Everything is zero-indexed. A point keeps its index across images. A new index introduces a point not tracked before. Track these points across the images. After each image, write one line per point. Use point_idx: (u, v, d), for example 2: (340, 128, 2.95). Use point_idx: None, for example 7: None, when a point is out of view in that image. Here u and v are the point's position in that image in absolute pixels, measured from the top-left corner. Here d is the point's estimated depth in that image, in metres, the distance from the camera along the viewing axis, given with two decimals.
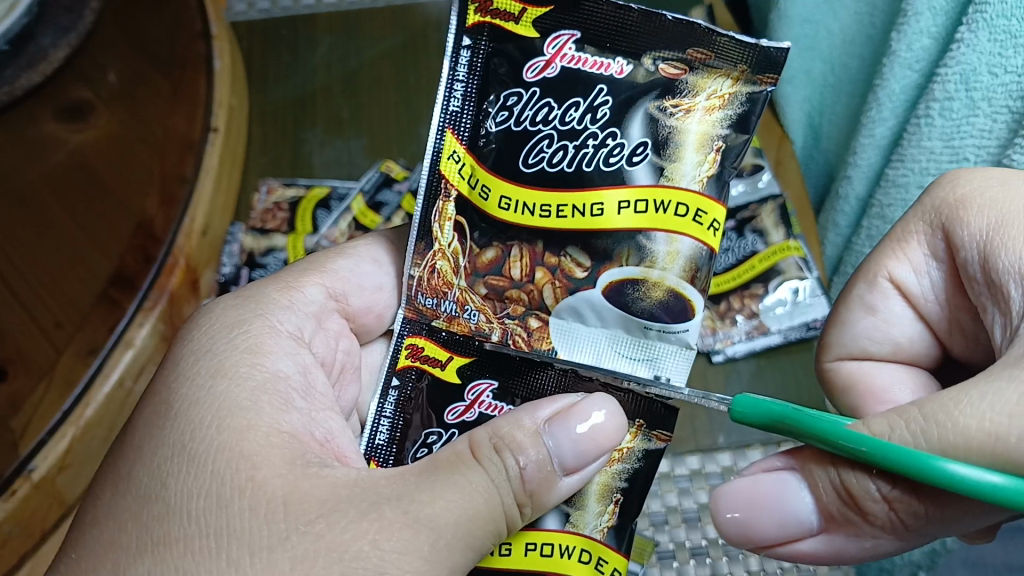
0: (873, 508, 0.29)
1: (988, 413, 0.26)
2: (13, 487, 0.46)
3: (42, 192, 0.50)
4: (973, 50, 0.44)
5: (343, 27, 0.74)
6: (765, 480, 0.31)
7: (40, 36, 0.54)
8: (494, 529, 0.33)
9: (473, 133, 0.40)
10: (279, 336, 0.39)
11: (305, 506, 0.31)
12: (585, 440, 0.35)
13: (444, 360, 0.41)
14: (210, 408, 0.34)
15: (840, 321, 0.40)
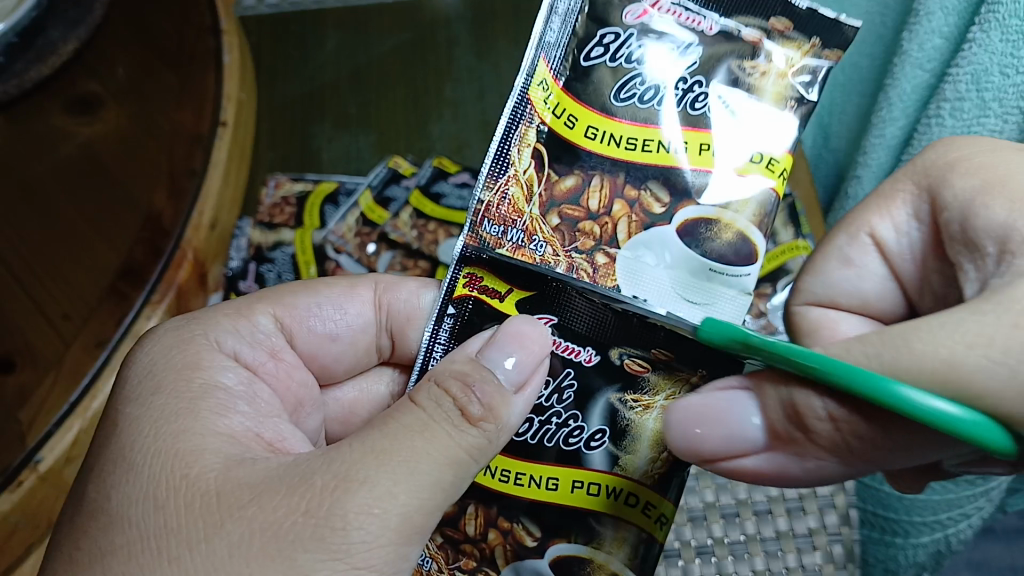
0: (817, 428, 0.29)
1: (946, 345, 0.25)
2: (21, 477, 0.47)
3: (50, 185, 0.49)
4: (984, 50, 0.44)
5: (351, 22, 0.74)
6: (716, 398, 0.32)
7: (49, 30, 0.53)
8: (456, 460, 0.30)
9: (562, 63, 0.37)
10: (221, 355, 0.36)
11: (238, 490, 0.29)
12: (517, 350, 0.33)
13: (505, 292, 0.36)
14: (150, 424, 0.32)
15: (815, 270, 0.38)
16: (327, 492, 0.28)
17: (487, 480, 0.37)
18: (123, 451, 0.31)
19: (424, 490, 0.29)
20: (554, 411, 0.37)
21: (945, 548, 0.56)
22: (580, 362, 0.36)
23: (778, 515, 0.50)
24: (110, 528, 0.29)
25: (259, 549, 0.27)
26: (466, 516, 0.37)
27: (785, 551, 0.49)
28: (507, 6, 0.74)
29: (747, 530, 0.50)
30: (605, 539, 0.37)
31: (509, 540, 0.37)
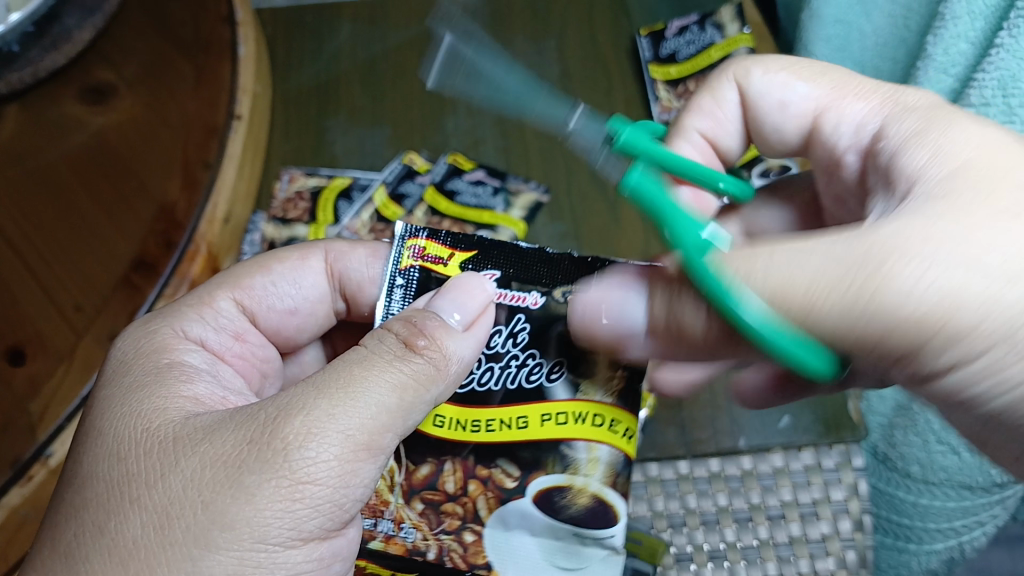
0: (690, 323, 0.32)
1: (796, 270, 0.28)
2: (31, 471, 0.46)
3: (63, 172, 0.49)
4: (1012, 56, 0.44)
5: (368, 16, 0.73)
6: (612, 292, 0.34)
7: (65, 17, 0.53)
8: (399, 388, 0.32)
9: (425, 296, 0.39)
10: (188, 342, 0.38)
11: (192, 433, 0.31)
12: (465, 296, 0.36)
13: (449, 257, 0.40)
14: (119, 394, 0.34)
15: (758, 109, 0.42)
16: (271, 420, 0.30)
17: (459, 436, 0.39)
18: (95, 423, 0.33)
19: (367, 412, 0.31)
20: (509, 355, 0.39)
21: (958, 556, 0.56)
22: (528, 305, 0.39)
23: (791, 519, 0.50)
24: (85, 485, 0.31)
25: (213, 476, 0.29)
26: (444, 473, 0.39)
27: (797, 557, 0.49)
28: (526, 4, 0.74)
29: (760, 535, 0.50)
30: (580, 463, 0.38)
31: (489, 487, 0.38)
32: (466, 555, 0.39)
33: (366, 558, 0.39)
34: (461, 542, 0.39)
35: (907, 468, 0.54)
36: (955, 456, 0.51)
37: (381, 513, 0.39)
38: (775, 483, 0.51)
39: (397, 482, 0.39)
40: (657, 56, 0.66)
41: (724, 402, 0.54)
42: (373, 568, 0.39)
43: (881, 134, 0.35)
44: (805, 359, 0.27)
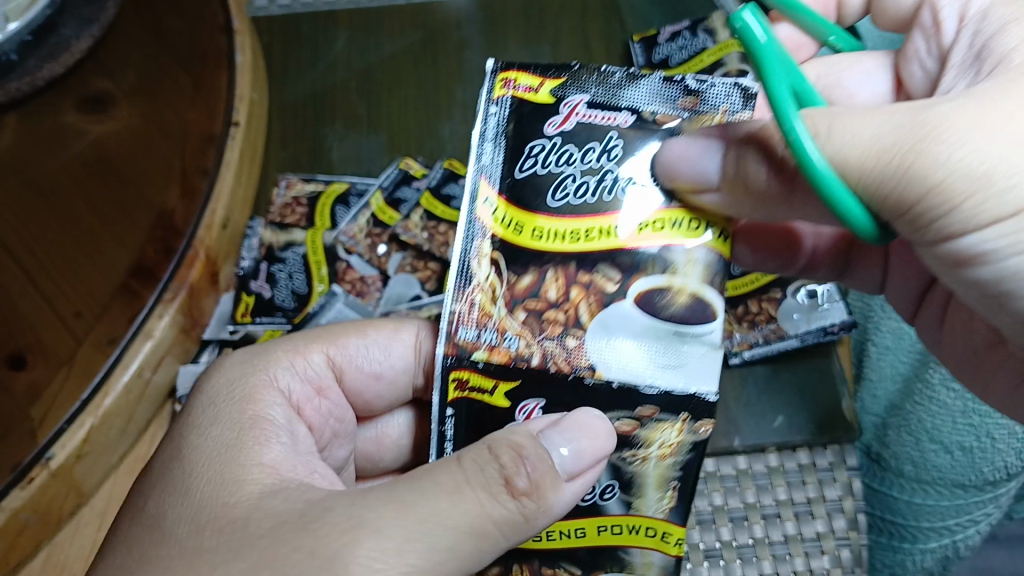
0: (757, 179, 0.34)
1: (872, 133, 0.30)
2: (31, 474, 0.47)
3: (61, 179, 0.50)
4: None
5: (363, 24, 0.74)
6: (691, 149, 0.35)
7: (63, 28, 0.54)
8: (480, 529, 0.31)
9: (504, 181, 0.38)
10: (275, 391, 0.39)
11: (264, 521, 0.31)
12: (583, 455, 0.33)
13: (539, 85, 0.38)
14: (204, 449, 0.35)
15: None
16: (339, 535, 0.30)
17: (560, 247, 0.37)
18: (179, 473, 0.34)
19: (438, 545, 0.30)
20: (607, 168, 0.37)
21: (953, 554, 0.56)
22: (619, 124, 0.38)
23: (786, 518, 0.50)
24: (160, 541, 0.31)
25: (227, 539, 0.31)
26: (546, 282, 0.37)
27: (793, 555, 0.49)
28: (519, 10, 0.74)
29: (755, 533, 0.50)
30: (679, 263, 0.36)
31: (591, 292, 0.36)
32: (570, 357, 0.36)
33: (466, 367, 0.36)
34: (563, 347, 0.36)
35: (900, 467, 0.55)
36: (947, 454, 0.52)
37: (485, 324, 0.36)
38: (770, 483, 0.52)
39: (500, 295, 0.37)
40: (650, 61, 0.65)
41: (718, 402, 0.54)
42: (474, 382, 0.36)
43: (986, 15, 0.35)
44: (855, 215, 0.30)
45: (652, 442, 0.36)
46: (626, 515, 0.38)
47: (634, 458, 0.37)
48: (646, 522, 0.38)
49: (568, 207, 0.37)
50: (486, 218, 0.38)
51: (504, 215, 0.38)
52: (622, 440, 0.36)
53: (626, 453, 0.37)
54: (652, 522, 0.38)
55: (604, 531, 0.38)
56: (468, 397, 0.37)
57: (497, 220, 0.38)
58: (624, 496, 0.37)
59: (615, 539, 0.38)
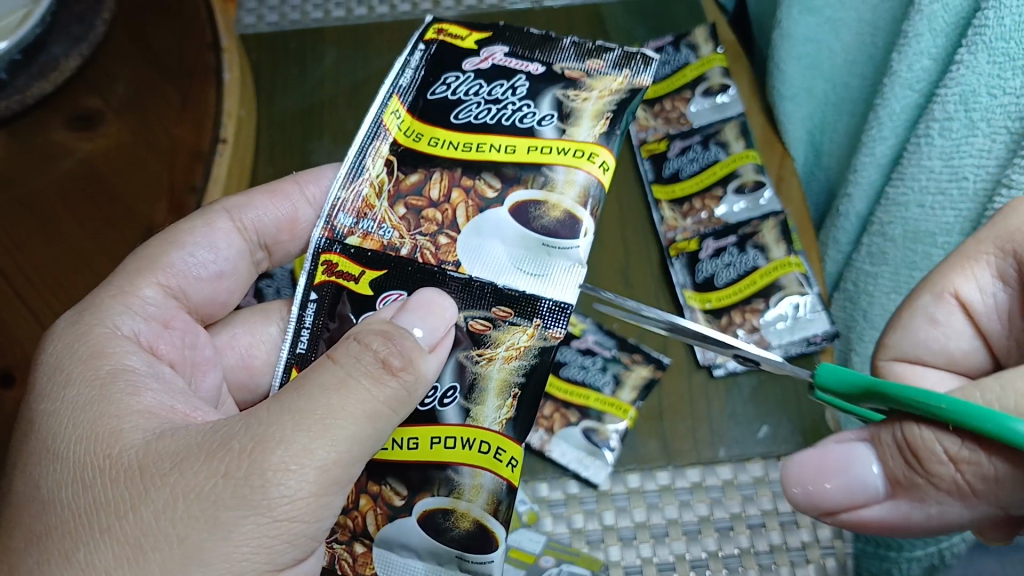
0: (938, 470, 0.29)
1: None
2: None
3: (53, 200, 0.51)
4: (972, 72, 0.46)
5: (351, 40, 0.75)
6: (831, 450, 0.32)
7: (51, 46, 0.55)
8: (374, 413, 0.32)
9: (414, 100, 0.43)
10: (121, 338, 0.37)
11: (160, 460, 0.31)
12: (435, 320, 0.36)
13: (465, 34, 0.45)
14: (67, 412, 0.34)
15: (899, 328, 0.39)
16: (246, 453, 0.30)
17: (449, 154, 0.42)
18: (46, 442, 0.33)
19: (342, 443, 0.31)
20: (509, 101, 0.42)
21: (937, 562, 0.56)
22: (529, 71, 0.43)
23: (771, 528, 0.51)
24: (46, 509, 0.31)
25: (186, 510, 0.30)
26: (430, 182, 0.41)
27: (778, 565, 0.50)
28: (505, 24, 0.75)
29: (741, 543, 0.51)
30: (557, 183, 0.40)
31: (471, 196, 0.41)
32: (438, 253, 0.40)
33: (335, 250, 0.40)
34: (435, 243, 0.40)
35: None
36: None
37: (364, 213, 0.41)
38: (755, 493, 0.52)
39: (385, 189, 0.41)
40: None
41: (704, 413, 0.55)
42: (341, 267, 0.40)
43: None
44: None
45: (500, 343, 0.39)
46: (460, 425, 0.38)
47: (481, 357, 0.39)
48: (474, 433, 0.38)
49: (467, 124, 0.42)
50: (389, 126, 0.43)
51: (408, 127, 0.43)
52: (471, 337, 0.39)
53: (473, 351, 0.39)
54: (485, 434, 0.38)
55: (437, 444, 0.38)
56: (334, 282, 0.40)
57: (396, 129, 0.43)
58: (462, 402, 0.38)
59: (449, 455, 0.38)
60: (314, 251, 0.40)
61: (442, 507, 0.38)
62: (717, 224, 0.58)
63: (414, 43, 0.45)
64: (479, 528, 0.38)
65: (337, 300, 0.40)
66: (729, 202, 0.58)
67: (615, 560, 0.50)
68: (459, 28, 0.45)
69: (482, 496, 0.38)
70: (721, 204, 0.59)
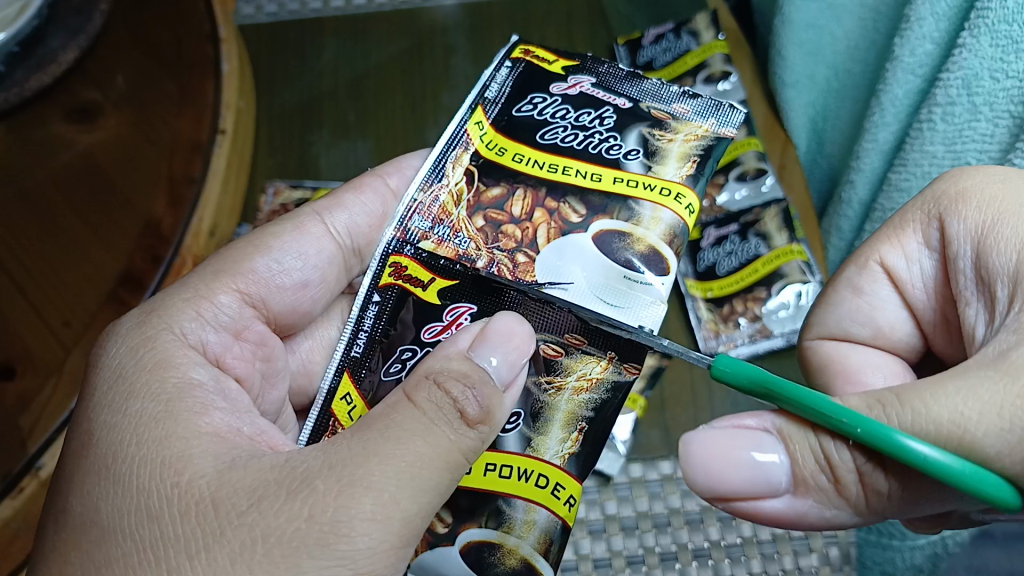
0: (845, 478, 0.29)
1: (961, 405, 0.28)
2: (22, 483, 0.46)
3: (55, 196, 0.50)
4: (975, 55, 0.45)
5: (350, 29, 0.74)
6: (741, 437, 0.30)
7: (50, 39, 0.54)
8: (454, 464, 0.32)
9: (500, 113, 0.45)
10: (187, 347, 0.37)
11: (236, 497, 0.30)
12: (513, 351, 0.35)
13: (552, 60, 0.47)
14: (130, 429, 0.33)
15: (827, 303, 0.40)
16: (331, 497, 0.30)
17: (534, 173, 0.43)
18: (108, 461, 0.32)
19: (425, 495, 0.31)
20: (596, 130, 0.44)
21: (941, 551, 0.57)
22: (616, 105, 0.45)
23: None
24: (104, 539, 0.31)
25: (229, 540, 0.29)
26: (513, 198, 0.43)
27: (781, 554, 0.50)
28: (505, 13, 0.75)
29: (743, 532, 0.50)
30: (643, 218, 0.42)
31: (554, 218, 0.43)
32: (515, 270, 0.42)
33: (406, 254, 0.41)
34: (513, 261, 0.42)
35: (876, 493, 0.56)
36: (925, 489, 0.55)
37: (442, 219, 0.42)
38: None
39: (464, 199, 0.43)
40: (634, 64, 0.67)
41: (705, 402, 0.54)
42: (411, 271, 0.41)
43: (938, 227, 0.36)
44: (993, 493, 0.26)
45: (572, 371, 0.40)
46: (521, 454, 0.39)
47: (550, 385, 0.40)
48: (536, 465, 0.39)
49: (552, 145, 0.44)
50: (473, 135, 0.44)
51: (489, 140, 0.44)
52: (544, 363, 0.40)
53: (542, 378, 0.40)
54: (546, 468, 0.39)
55: (491, 473, 0.39)
56: (401, 284, 0.41)
57: (478, 141, 0.44)
58: (526, 431, 0.40)
59: (505, 485, 0.39)
60: (384, 251, 0.41)
61: (488, 539, 0.39)
62: (718, 212, 0.57)
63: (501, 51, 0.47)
64: (525, 566, 0.39)
65: (402, 304, 0.40)
66: (731, 190, 0.58)
67: (617, 550, 0.50)
68: (546, 52, 0.48)
69: (533, 534, 0.39)
70: (722, 192, 0.58)
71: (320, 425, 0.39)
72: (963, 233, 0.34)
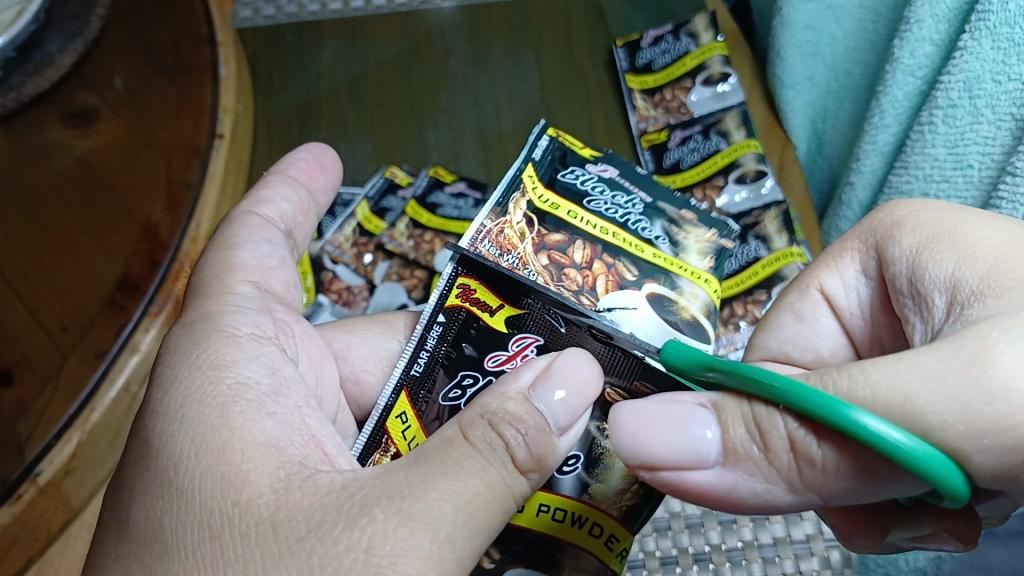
0: (776, 448, 0.28)
1: (899, 375, 0.26)
2: (20, 489, 0.45)
3: (49, 198, 0.49)
4: (976, 58, 0.45)
5: (348, 32, 0.75)
6: (670, 406, 0.30)
7: (47, 44, 0.54)
8: (505, 506, 0.30)
9: (546, 179, 0.45)
10: (242, 342, 0.36)
11: (294, 520, 0.29)
12: (575, 396, 0.33)
13: (580, 146, 0.48)
14: (187, 439, 0.32)
15: (770, 326, 0.40)
16: (390, 526, 0.28)
17: (585, 226, 0.44)
18: (169, 473, 0.31)
19: (479, 534, 0.30)
20: (631, 209, 0.47)
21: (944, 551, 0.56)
22: (642, 198, 0.48)
23: (774, 520, 0.51)
24: (167, 554, 0.30)
25: (257, 549, 0.29)
26: (574, 246, 0.43)
27: (782, 557, 0.49)
28: (503, 15, 0.75)
29: (743, 536, 0.50)
30: (684, 290, 0.45)
31: (611, 271, 0.44)
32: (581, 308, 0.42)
33: (474, 276, 0.39)
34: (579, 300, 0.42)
35: None
36: None
37: (508, 249, 0.41)
38: None
39: (528, 236, 0.42)
40: (633, 65, 0.68)
41: None
42: (478, 294, 0.39)
43: (880, 251, 0.35)
44: (939, 472, 0.24)
45: None
46: (576, 500, 0.37)
47: (611, 432, 0.38)
48: (590, 512, 0.37)
49: (598, 210, 0.45)
50: (527, 188, 0.43)
51: (541, 193, 0.44)
52: (604, 408, 0.37)
53: (604, 423, 0.38)
54: (600, 517, 0.37)
55: (547, 516, 0.38)
56: (468, 307, 0.39)
57: (532, 192, 0.44)
58: (584, 476, 0.38)
59: (560, 530, 0.38)
60: (451, 270, 0.39)
61: None
62: (719, 214, 0.58)
63: (537, 124, 0.46)
64: None
65: (465, 330, 0.39)
66: (730, 192, 0.59)
67: None
68: (575, 142, 0.48)
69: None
70: (722, 194, 0.59)
71: (372, 442, 0.38)
72: (899, 256, 0.33)
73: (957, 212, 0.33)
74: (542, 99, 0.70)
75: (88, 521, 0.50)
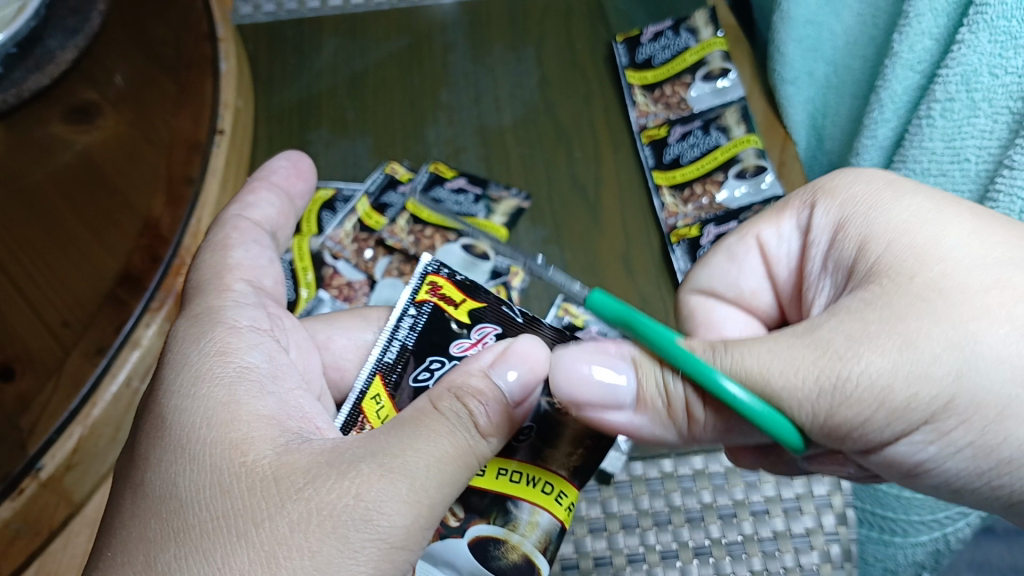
0: (674, 402, 0.32)
1: (777, 365, 0.29)
2: (22, 484, 0.45)
3: (49, 192, 0.49)
4: (974, 51, 0.44)
5: (349, 28, 0.75)
6: (602, 355, 0.33)
7: (47, 39, 0.54)
8: (469, 465, 0.32)
9: None
10: (244, 332, 0.37)
11: (294, 474, 0.30)
12: (531, 375, 0.34)
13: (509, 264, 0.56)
14: (199, 413, 0.32)
15: (707, 261, 0.43)
16: (375, 478, 0.30)
17: None
18: (180, 442, 0.32)
19: (447, 485, 0.31)
20: None
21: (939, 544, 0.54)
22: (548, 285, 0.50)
23: (775, 514, 0.51)
24: (181, 508, 0.30)
25: (261, 497, 0.30)
26: None
27: (782, 551, 0.50)
28: (503, 11, 0.75)
29: (743, 530, 0.50)
30: None
31: None
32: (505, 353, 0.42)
33: (441, 275, 0.41)
34: None
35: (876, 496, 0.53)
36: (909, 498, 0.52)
37: None
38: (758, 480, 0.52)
39: None
40: (633, 61, 0.68)
41: None
42: (445, 291, 0.41)
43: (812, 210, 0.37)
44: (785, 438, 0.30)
45: None
46: (530, 461, 0.39)
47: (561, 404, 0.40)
48: (541, 472, 0.39)
49: None
50: None
51: None
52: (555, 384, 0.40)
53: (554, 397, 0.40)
54: (551, 476, 0.39)
55: (504, 477, 0.39)
56: (435, 302, 0.41)
57: None
58: (537, 442, 0.40)
59: (515, 489, 0.39)
60: (422, 270, 0.41)
61: (494, 535, 0.38)
62: (718, 209, 0.59)
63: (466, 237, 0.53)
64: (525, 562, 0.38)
65: (437, 321, 0.40)
66: (730, 187, 0.59)
67: (618, 548, 0.50)
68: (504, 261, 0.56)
69: (535, 533, 0.38)
70: (722, 189, 0.59)
71: (350, 420, 0.38)
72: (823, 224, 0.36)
73: (884, 191, 0.35)
74: (542, 94, 0.70)
75: (89, 515, 0.50)
